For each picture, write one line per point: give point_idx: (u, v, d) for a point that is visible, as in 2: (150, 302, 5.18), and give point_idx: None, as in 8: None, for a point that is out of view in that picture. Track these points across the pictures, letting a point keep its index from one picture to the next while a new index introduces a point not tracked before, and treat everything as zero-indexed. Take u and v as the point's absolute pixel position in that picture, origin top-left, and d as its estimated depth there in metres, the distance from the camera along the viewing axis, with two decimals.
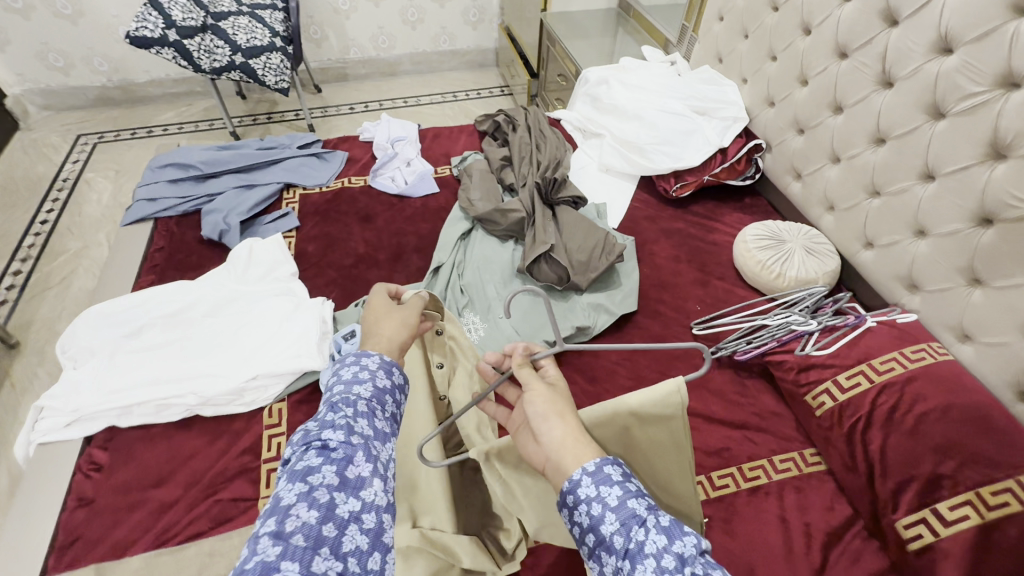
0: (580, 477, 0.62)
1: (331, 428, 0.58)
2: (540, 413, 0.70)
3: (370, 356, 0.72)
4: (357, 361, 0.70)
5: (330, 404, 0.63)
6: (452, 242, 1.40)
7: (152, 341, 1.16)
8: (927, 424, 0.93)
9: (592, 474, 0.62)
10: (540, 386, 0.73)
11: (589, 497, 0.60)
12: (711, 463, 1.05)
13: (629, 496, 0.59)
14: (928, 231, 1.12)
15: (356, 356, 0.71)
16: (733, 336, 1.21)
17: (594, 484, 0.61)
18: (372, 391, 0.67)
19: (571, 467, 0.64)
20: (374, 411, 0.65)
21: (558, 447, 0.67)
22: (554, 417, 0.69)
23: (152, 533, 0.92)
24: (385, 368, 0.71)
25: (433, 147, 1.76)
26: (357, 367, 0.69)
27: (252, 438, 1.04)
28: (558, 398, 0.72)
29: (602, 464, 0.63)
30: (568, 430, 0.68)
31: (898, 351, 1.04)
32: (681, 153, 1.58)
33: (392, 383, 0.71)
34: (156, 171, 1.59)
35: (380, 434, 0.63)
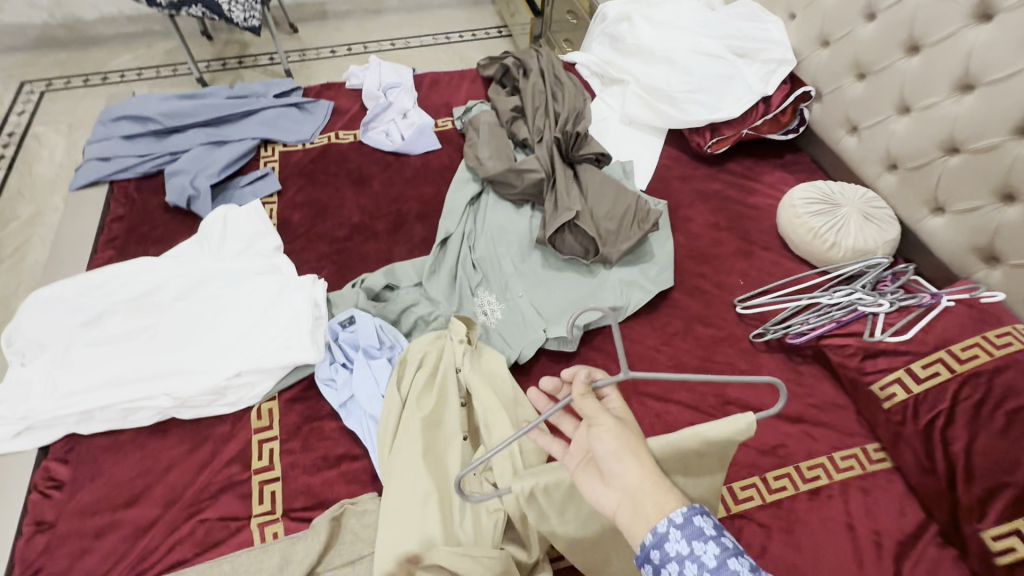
0: (666, 530, 0.51)
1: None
2: (611, 453, 0.57)
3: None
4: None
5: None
6: (461, 209, 1.21)
7: (114, 331, 0.98)
8: (1021, 424, 0.80)
9: (681, 526, 0.51)
10: (608, 420, 0.59)
11: (680, 555, 0.50)
12: (765, 462, 0.93)
13: (729, 555, 0.49)
14: (1020, 196, 0.97)
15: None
16: (784, 316, 1.07)
17: (685, 539, 0.50)
18: None
19: (653, 516, 0.52)
20: None
21: (634, 493, 0.54)
22: (628, 456, 0.56)
23: (127, 563, 0.78)
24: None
25: (431, 96, 1.54)
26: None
27: (239, 445, 0.89)
28: (629, 433, 0.58)
29: (690, 513, 0.51)
30: (645, 473, 0.55)
31: (981, 336, 0.90)
32: (718, 103, 1.38)
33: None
34: (108, 126, 1.36)
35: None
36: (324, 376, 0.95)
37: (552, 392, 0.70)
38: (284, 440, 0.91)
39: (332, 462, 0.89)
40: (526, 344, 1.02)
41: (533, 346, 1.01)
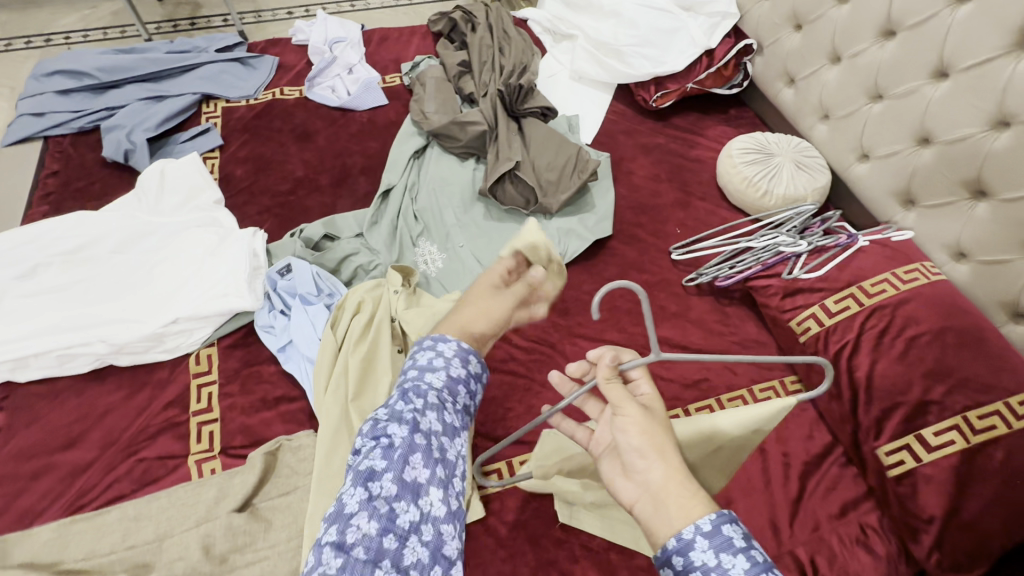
0: (693, 537, 0.53)
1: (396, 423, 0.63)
2: (636, 448, 0.60)
3: (447, 341, 0.73)
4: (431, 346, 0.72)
5: (402, 392, 0.67)
6: (403, 162, 1.22)
7: (49, 283, 0.98)
8: (917, 348, 0.88)
9: (709, 535, 0.53)
10: (636, 415, 0.62)
11: (707, 565, 0.52)
12: (689, 395, 0.98)
13: (759, 571, 0.52)
14: (933, 138, 1.01)
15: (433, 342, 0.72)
16: (714, 261, 1.11)
17: (712, 550, 0.52)
18: (445, 380, 0.69)
19: (677, 518, 0.55)
20: (443, 404, 0.67)
21: (658, 492, 0.57)
22: (653, 453, 0.59)
23: (65, 500, 0.81)
24: (461, 357, 0.72)
25: (379, 52, 1.52)
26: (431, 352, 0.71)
27: (178, 389, 0.91)
28: (654, 430, 0.61)
29: (718, 522, 0.54)
30: (668, 471, 0.58)
31: (890, 272, 0.96)
32: (663, 56, 1.39)
33: (467, 372, 0.72)
34: (41, 81, 1.32)
35: (448, 429, 0.66)
36: (262, 322, 0.97)
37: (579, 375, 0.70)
38: (223, 383, 0.93)
39: (270, 403, 0.91)
40: (463, 290, 1.04)
41: None
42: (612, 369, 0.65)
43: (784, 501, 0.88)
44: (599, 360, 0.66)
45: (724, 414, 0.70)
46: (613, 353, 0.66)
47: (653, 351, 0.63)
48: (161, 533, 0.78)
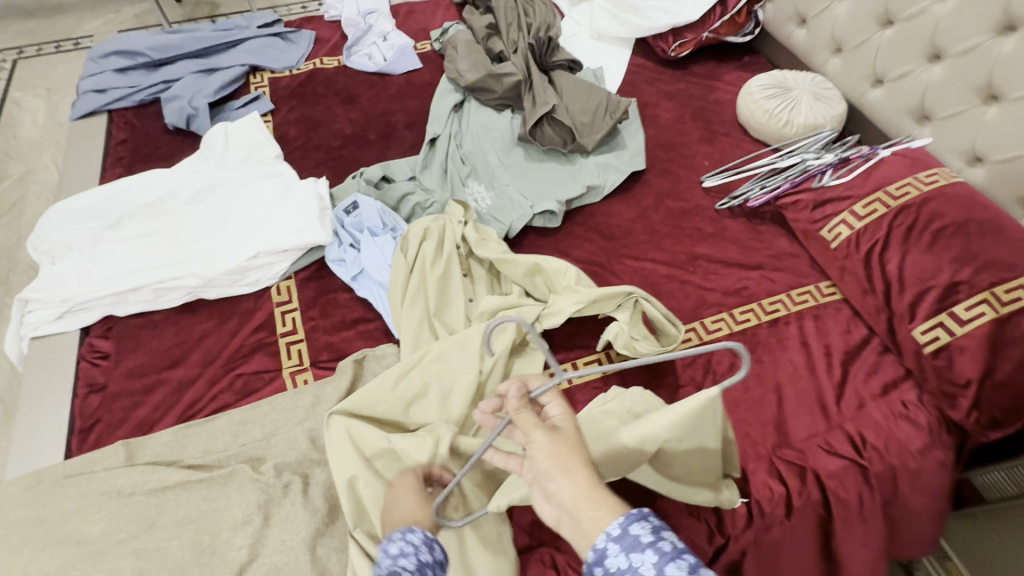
0: (605, 545, 0.51)
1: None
2: (544, 473, 0.56)
3: (414, 529, 0.59)
4: (400, 535, 0.58)
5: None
6: (446, 114, 1.30)
7: (133, 232, 1.06)
8: (943, 239, 0.95)
9: (618, 539, 0.51)
10: (542, 438, 0.58)
11: (620, 571, 0.49)
12: (731, 301, 1.06)
13: (667, 561, 0.48)
14: (944, 54, 1.09)
15: (401, 533, 0.59)
16: (746, 184, 1.20)
17: (623, 552, 0.50)
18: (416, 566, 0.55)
19: (591, 531, 0.53)
20: None
21: (570, 509, 0.54)
22: (560, 474, 0.55)
23: (177, 410, 0.89)
24: (429, 543, 0.58)
25: (408, 23, 1.60)
26: (399, 544, 0.57)
27: (264, 315, 0.99)
28: (564, 451, 0.57)
29: (627, 522, 0.51)
30: (578, 490, 0.55)
31: (912, 177, 1.04)
32: (678, 8, 1.47)
33: (435, 561, 0.57)
34: (98, 62, 1.40)
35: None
36: (334, 256, 1.05)
37: (494, 411, 0.68)
38: (304, 309, 1.01)
39: (349, 324, 0.99)
40: (515, 219, 1.12)
41: (522, 220, 1.11)
42: (519, 398, 0.60)
43: (829, 385, 0.95)
44: (505, 393, 0.62)
45: (626, 429, 0.74)
46: (520, 385, 0.63)
47: (557, 372, 0.61)
48: (269, 431, 0.86)
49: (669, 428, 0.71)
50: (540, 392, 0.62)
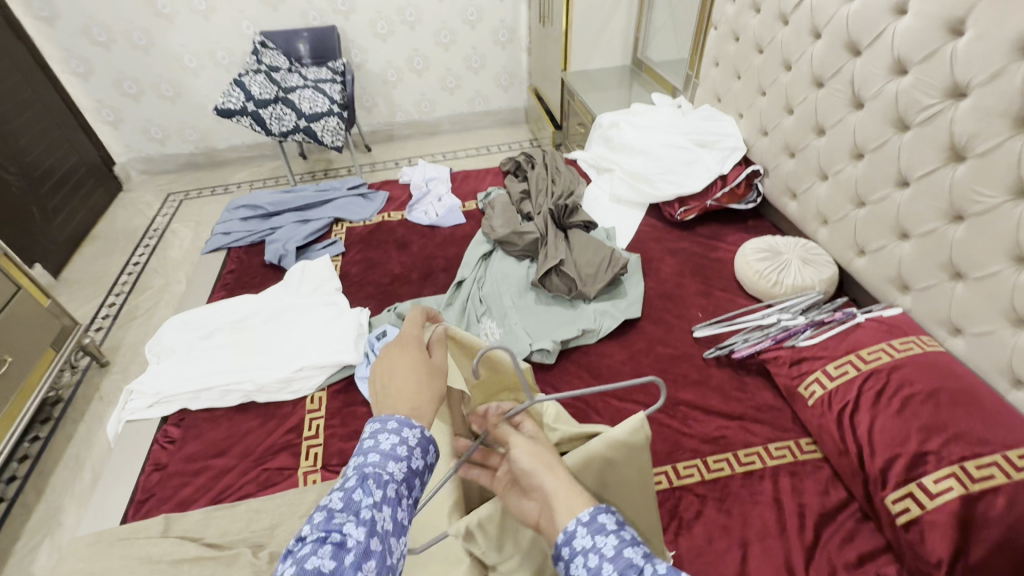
0: (574, 528, 0.60)
1: (355, 521, 0.52)
2: (528, 468, 0.70)
3: (412, 425, 0.62)
4: (398, 429, 0.61)
5: (361, 478, 0.56)
6: (474, 261, 1.57)
7: (220, 342, 1.37)
8: (912, 406, 0.98)
9: (587, 523, 0.59)
10: (523, 442, 0.74)
11: (585, 548, 0.58)
12: (707, 449, 1.12)
13: (626, 545, 0.56)
14: (910, 233, 1.19)
15: (398, 424, 0.61)
16: (732, 337, 1.30)
17: (589, 534, 0.59)
18: (406, 471, 0.59)
19: (564, 517, 0.62)
20: (400, 498, 0.58)
21: (551, 499, 0.65)
22: (544, 470, 0.69)
23: (211, 493, 1.08)
24: (424, 445, 0.62)
25: (462, 186, 2.00)
26: (396, 438, 0.60)
27: (296, 419, 1.20)
28: (540, 452, 0.72)
29: (596, 512, 0.61)
30: (560, 483, 0.67)
31: (885, 343, 1.10)
32: (684, 180, 1.72)
33: (426, 464, 0.62)
34: (231, 212, 1.89)
35: (400, 529, 0.56)
36: (361, 374, 1.27)
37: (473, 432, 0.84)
38: (327, 417, 1.21)
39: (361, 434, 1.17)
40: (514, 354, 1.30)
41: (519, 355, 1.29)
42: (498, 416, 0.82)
43: (800, 547, 0.95)
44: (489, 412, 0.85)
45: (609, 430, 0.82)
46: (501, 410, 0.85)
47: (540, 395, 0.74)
48: (275, 522, 1.02)
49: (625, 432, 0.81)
50: (512, 412, 0.80)
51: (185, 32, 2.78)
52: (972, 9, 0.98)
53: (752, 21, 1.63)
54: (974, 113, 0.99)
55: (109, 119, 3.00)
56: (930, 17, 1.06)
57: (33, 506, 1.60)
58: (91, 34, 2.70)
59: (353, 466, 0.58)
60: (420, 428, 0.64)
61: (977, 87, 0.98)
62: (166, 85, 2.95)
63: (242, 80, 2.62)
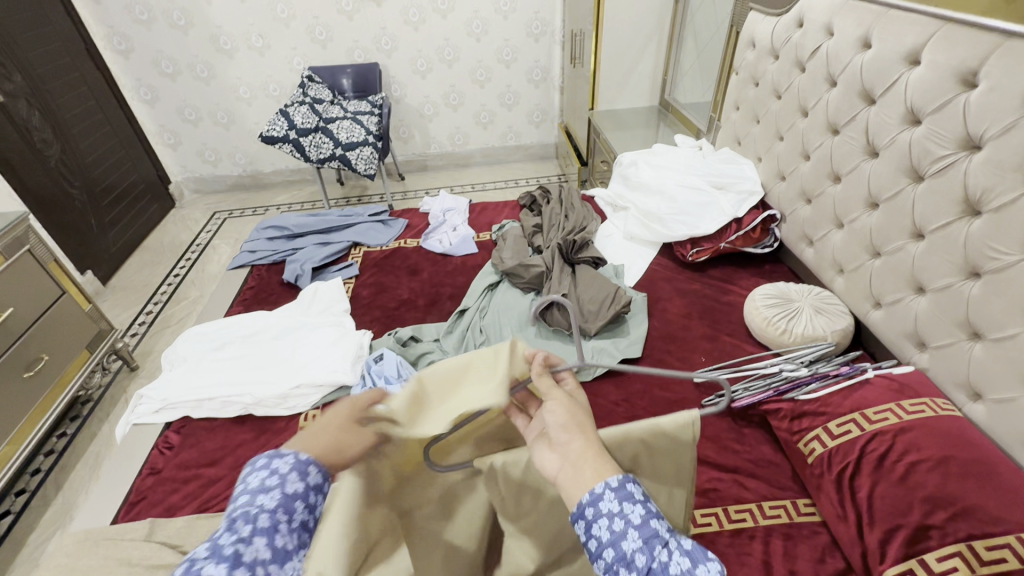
0: (602, 491, 0.59)
1: (216, 561, 0.48)
2: (560, 424, 0.66)
3: (283, 455, 0.60)
4: (266, 463, 0.59)
5: (230, 521, 0.53)
6: (479, 291, 1.60)
7: (229, 355, 1.44)
8: (918, 474, 0.90)
9: (615, 489, 0.59)
10: (561, 397, 0.68)
11: (612, 513, 0.57)
12: (695, 501, 1.07)
13: (651, 516, 0.57)
14: (926, 287, 1.12)
15: (267, 459, 0.59)
16: (732, 385, 1.25)
17: (617, 499, 0.58)
18: (282, 499, 0.56)
19: (590, 480, 0.60)
20: (277, 524, 0.54)
21: (576, 461, 0.62)
22: (575, 430, 0.65)
23: (197, 502, 1.11)
24: (300, 470, 0.59)
25: (479, 217, 2.05)
26: (265, 472, 0.58)
27: (288, 435, 1.23)
28: (578, 412, 0.67)
29: (625, 480, 0.60)
30: (588, 447, 0.63)
31: (894, 403, 1.03)
32: (697, 222, 1.70)
33: (306, 486, 0.59)
34: (259, 231, 2.00)
35: (278, 555, 0.52)
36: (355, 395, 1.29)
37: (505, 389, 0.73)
38: None
39: None
40: None
41: None
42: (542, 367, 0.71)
43: None
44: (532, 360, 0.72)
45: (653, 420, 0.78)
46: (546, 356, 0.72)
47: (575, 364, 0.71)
48: None
49: (678, 421, 0.78)
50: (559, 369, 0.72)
51: (242, 66, 3.02)
52: (984, 62, 0.96)
53: (771, 67, 1.64)
54: (987, 167, 0.95)
55: (169, 142, 3.27)
56: (942, 68, 1.03)
57: (50, 499, 1.68)
58: (160, 66, 2.97)
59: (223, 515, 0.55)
60: (301, 455, 0.61)
61: (991, 140, 0.95)
62: (222, 113, 3.19)
63: (288, 110, 2.80)
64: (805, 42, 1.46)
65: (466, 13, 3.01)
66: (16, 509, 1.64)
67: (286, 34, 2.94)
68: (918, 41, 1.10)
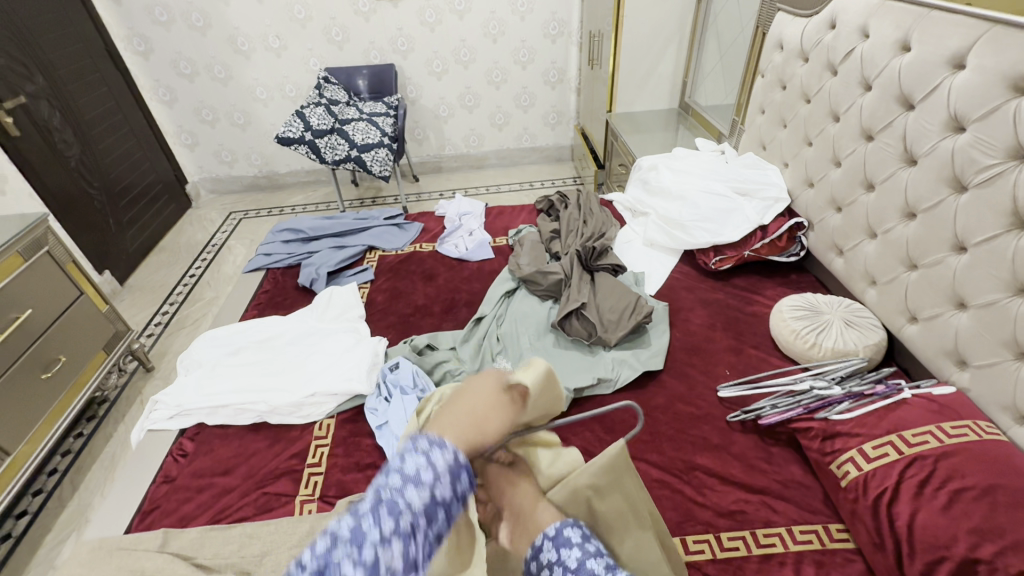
0: None
1: (359, 551, 0.51)
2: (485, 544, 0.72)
3: (443, 448, 0.60)
4: (426, 452, 0.59)
5: (379, 501, 0.55)
6: (496, 298, 1.57)
7: (244, 360, 1.42)
8: (961, 503, 0.85)
9: None
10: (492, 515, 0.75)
11: None
12: (722, 523, 1.02)
13: None
14: (968, 303, 1.07)
15: (429, 445, 0.60)
16: (760, 401, 1.20)
17: None
18: (427, 500, 0.57)
19: None
20: (418, 529, 0.55)
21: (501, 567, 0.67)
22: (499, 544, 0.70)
23: (211, 512, 1.09)
24: (452, 472, 0.59)
25: (495, 222, 2.02)
26: (423, 460, 0.58)
27: (302, 444, 1.21)
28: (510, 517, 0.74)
29: None
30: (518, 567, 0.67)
31: (935, 425, 0.98)
32: (720, 229, 1.64)
33: (452, 493, 0.59)
34: (275, 234, 2.00)
35: (411, 564, 0.53)
36: (371, 404, 1.27)
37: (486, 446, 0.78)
38: (333, 446, 1.20)
39: (360, 467, 1.15)
40: None
41: None
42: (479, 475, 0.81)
43: None
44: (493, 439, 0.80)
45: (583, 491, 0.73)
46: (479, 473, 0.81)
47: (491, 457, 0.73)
48: (264, 550, 1.00)
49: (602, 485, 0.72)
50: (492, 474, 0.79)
51: (259, 66, 3.03)
52: None
53: (800, 70, 1.58)
54: None
55: (187, 142, 3.29)
56: (990, 73, 0.98)
57: (67, 500, 1.68)
58: (179, 67, 2.99)
59: (378, 483, 0.57)
60: (455, 453, 0.61)
61: None
62: (239, 114, 3.20)
63: (304, 111, 2.80)
64: (838, 44, 1.41)
65: (483, 14, 2.98)
66: (33, 509, 1.65)
67: (303, 35, 2.94)
68: (963, 44, 1.04)
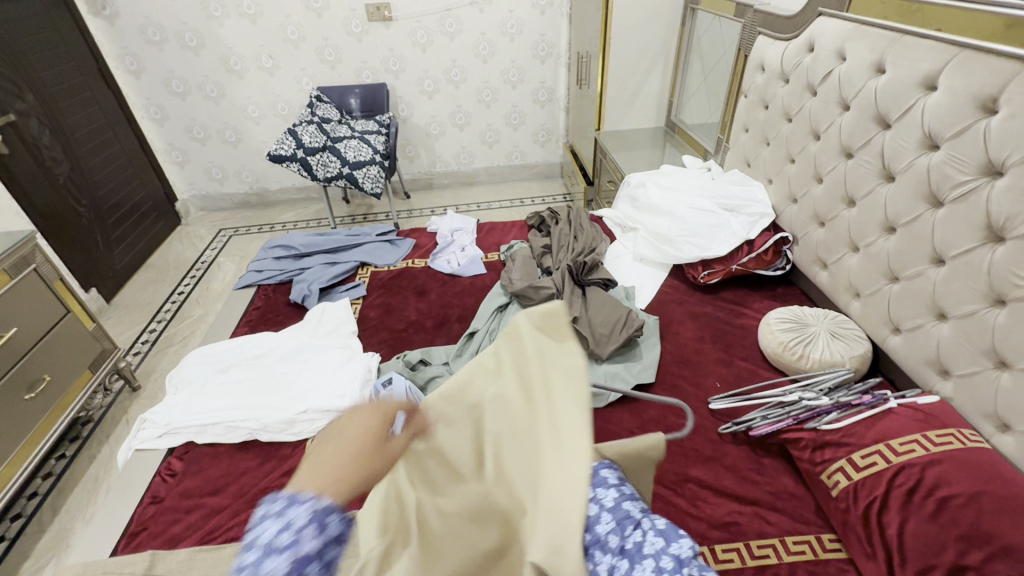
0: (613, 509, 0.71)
1: None
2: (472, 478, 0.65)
3: (302, 500, 0.54)
4: (280, 510, 0.53)
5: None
6: (489, 312, 1.57)
7: (234, 377, 1.41)
8: (949, 511, 0.86)
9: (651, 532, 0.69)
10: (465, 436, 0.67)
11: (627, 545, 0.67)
12: (716, 535, 1.03)
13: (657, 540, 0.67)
14: (948, 314, 1.10)
15: (284, 503, 0.53)
16: (750, 412, 1.22)
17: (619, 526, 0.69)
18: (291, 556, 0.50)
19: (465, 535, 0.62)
20: None
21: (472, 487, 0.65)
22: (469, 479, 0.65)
23: (200, 533, 1.07)
24: (317, 517, 0.53)
25: (487, 238, 2.04)
26: (279, 519, 0.52)
27: (294, 462, 1.20)
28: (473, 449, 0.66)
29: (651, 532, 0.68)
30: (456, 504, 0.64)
31: (920, 434, 0.99)
32: (708, 244, 1.68)
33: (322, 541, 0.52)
34: (267, 251, 2.00)
35: None
36: None
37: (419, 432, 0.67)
38: None
39: None
40: None
41: None
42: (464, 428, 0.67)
43: None
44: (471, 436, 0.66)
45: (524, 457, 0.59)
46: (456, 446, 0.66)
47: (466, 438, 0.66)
48: None
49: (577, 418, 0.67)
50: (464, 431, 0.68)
51: (251, 85, 3.05)
52: (1005, 88, 0.95)
53: (781, 91, 1.64)
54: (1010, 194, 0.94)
55: (177, 160, 3.29)
56: (961, 94, 1.03)
57: (47, 524, 1.63)
58: (171, 85, 3.00)
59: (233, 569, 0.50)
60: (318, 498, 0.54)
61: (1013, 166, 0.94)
62: (230, 131, 3.21)
63: (296, 129, 2.82)
64: (816, 66, 1.46)
65: (474, 35, 3.05)
66: (11, 535, 1.60)
67: (295, 55, 2.98)
68: (933, 67, 1.10)
